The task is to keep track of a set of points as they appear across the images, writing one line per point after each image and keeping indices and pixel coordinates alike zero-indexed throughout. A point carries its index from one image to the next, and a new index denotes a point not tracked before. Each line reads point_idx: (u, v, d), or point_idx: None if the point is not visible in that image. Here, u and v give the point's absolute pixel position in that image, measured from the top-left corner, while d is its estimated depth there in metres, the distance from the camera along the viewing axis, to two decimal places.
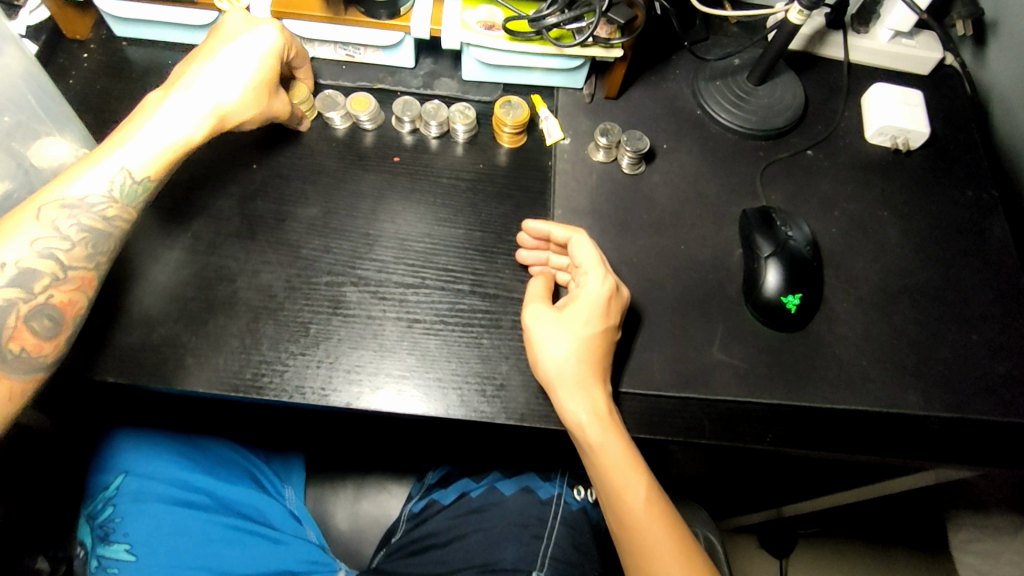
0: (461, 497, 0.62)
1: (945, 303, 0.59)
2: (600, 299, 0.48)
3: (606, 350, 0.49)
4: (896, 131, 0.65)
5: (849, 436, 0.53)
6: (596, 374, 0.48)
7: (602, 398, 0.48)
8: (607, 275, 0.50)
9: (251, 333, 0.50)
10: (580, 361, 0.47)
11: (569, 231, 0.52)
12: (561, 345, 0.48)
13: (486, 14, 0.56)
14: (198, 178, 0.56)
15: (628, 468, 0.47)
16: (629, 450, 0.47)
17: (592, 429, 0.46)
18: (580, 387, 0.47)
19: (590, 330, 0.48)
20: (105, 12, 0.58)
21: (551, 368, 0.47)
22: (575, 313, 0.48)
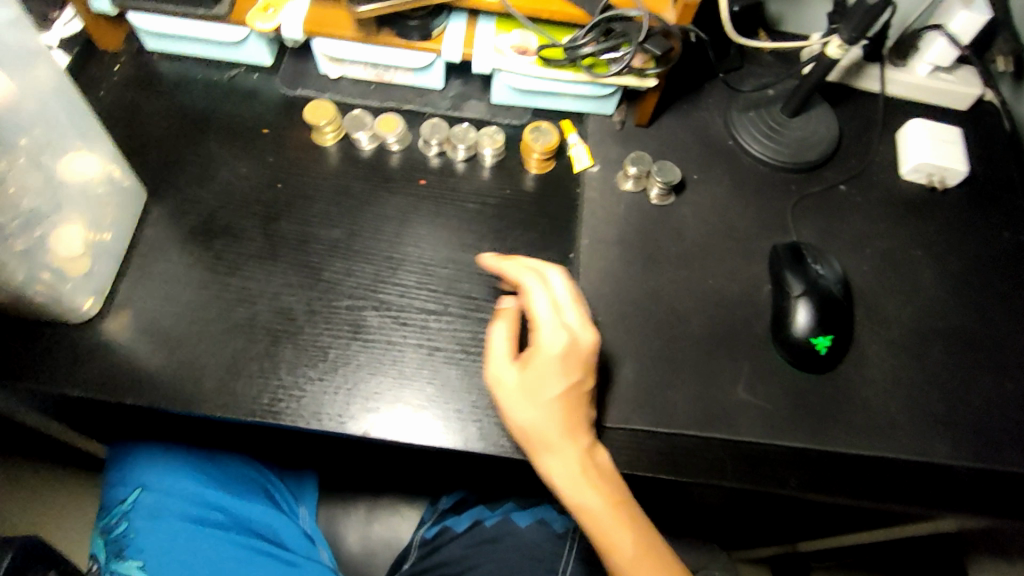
0: (476, 525, 0.62)
1: (980, 348, 0.58)
2: (557, 355, 0.44)
3: (580, 403, 0.46)
4: (932, 169, 0.64)
5: (878, 485, 0.51)
6: (574, 433, 0.45)
7: (583, 457, 0.45)
8: (567, 322, 0.46)
9: (270, 357, 0.50)
10: (555, 421, 0.44)
11: (522, 272, 0.48)
12: (532, 408, 0.44)
13: (520, 40, 0.55)
14: (223, 196, 0.56)
15: (619, 521, 0.44)
16: (612, 501, 0.44)
17: (579, 490, 0.44)
18: (553, 450, 0.44)
19: (560, 388, 0.45)
20: (138, 27, 0.58)
21: (527, 433, 0.45)
22: (542, 371, 0.45)
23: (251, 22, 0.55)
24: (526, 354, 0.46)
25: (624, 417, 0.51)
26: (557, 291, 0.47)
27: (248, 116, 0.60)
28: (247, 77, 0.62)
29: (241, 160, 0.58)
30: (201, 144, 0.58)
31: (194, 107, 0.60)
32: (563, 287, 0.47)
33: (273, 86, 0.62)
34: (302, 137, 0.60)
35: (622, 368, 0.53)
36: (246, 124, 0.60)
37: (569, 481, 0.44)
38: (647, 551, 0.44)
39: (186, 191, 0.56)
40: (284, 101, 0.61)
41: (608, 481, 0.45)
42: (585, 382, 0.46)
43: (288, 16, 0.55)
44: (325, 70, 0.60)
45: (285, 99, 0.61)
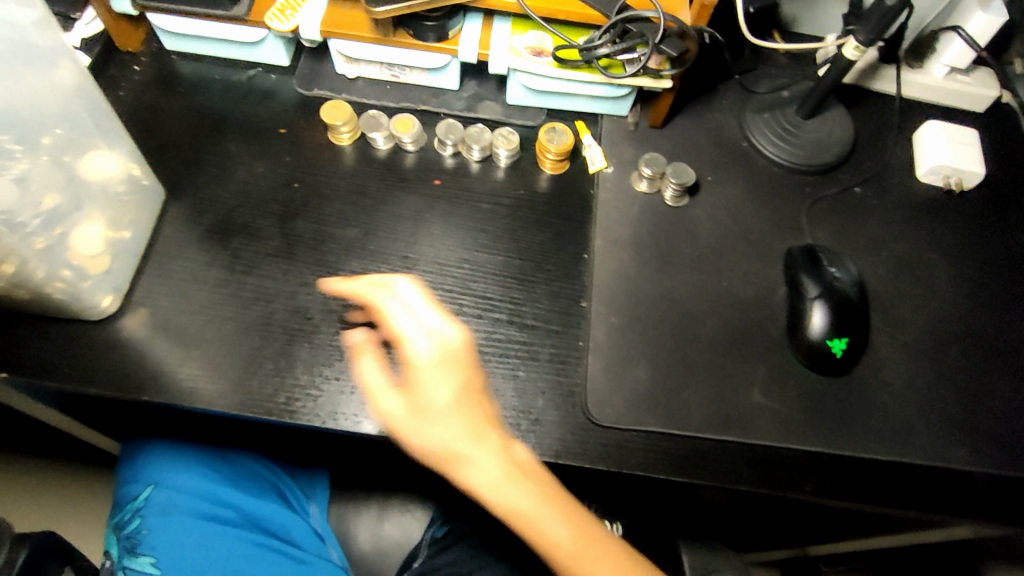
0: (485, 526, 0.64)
1: (998, 353, 0.57)
2: (440, 353, 0.39)
3: (479, 400, 0.39)
4: (949, 171, 0.63)
5: (894, 490, 0.51)
6: (485, 433, 0.38)
7: (503, 456, 0.38)
8: (442, 317, 0.41)
9: (286, 356, 0.50)
10: (465, 425, 0.38)
11: (371, 288, 0.43)
12: (438, 420, 0.38)
13: (535, 40, 0.56)
14: (240, 195, 0.56)
15: (561, 516, 0.38)
16: (547, 499, 0.38)
17: (511, 497, 0.38)
18: (468, 464, 0.38)
19: (455, 387, 0.39)
20: (158, 27, 0.58)
21: (439, 454, 0.38)
22: (434, 374, 0.39)
23: (268, 22, 0.55)
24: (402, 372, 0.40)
25: (637, 418, 0.51)
26: (412, 297, 0.42)
27: (265, 116, 0.60)
28: (264, 76, 0.62)
29: (258, 159, 0.58)
30: (218, 144, 0.58)
31: (212, 107, 0.60)
32: (420, 285, 0.43)
33: (290, 86, 0.62)
34: (318, 137, 0.60)
35: (637, 369, 0.53)
36: (262, 123, 0.60)
37: (495, 492, 0.38)
38: (596, 544, 0.38)
39: (203, 190, 0.56)
40: (301, 101, 0.61)
41: (533, 476, 0.39)
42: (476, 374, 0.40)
43: (306, 17, 0.56)
44: (341, 70, 0.61)
45: (301, 99, 0.61)
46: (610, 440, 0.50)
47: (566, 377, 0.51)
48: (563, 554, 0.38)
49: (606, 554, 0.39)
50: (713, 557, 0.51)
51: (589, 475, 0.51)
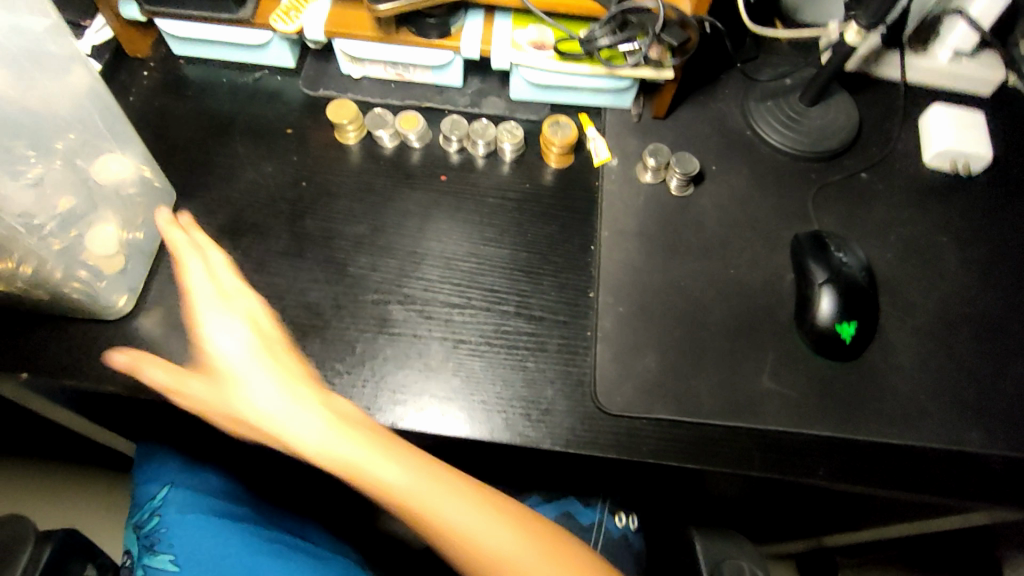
0: None
1: (1010, 335, 0.57)
2: (261, 313, 0.51)
3: (304, 369, 0.49)
4: (956, 154, 0.63)
5: (908, 474, 0.51)
6: (315, 393, 0.47)
7: (320, 402, 0.46)
8: (217, 287, 0.52)
9: (299, 351, 0.50)
10: (281, 382, 0.47)
11: (206, 258, 0.53)
12: (251, 376, 0.47)
13: (537, 35, 0.56)
14: (249, 195, 0.57)
15: (393, 455, 0.43)
16: (380, 444, 0.44)
17: (335, 439, 0.44)
18: (306, 407, 0.45)
19: (243, 340, 0.48)
20: (166, 33, 0.59)
21: (260, 413, 0.45)
22: (225, 337, 0.49)
23: (273, 24, 0.56)
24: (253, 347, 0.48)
25: (648, 406, 0.51)
26: (212, 267, 0.53)
27: (272, 117, 0.61)
28: (270, 78, 0.63)
29: (266, 160, 0.59)
30: (228, 146, 0.59)
31: (220, 110, 0.61)
32: (231, 270, 0.53)
33: (296, 87, 0.63)
34: (324, 136, 0.61)
35: (646, 358, 0.53)
36: (270, 124, 0.61)
37: (313, 435, 0.45)
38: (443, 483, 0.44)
39: (214, 191, 0.57)
40: (307, 102, 0.62)
41: (365, 426, 0.45)
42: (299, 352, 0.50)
43: (310, 18, 0.56)
44: (346, 70, 0.61)
45: (307, 100, 0.62)
46: (621, 428, 0.50)
47: (575, 367, 0.52)
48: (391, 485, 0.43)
49: (449, 484, 0.44)
50: (726, 545, 0.51)
51: (600, 465, 0.52)
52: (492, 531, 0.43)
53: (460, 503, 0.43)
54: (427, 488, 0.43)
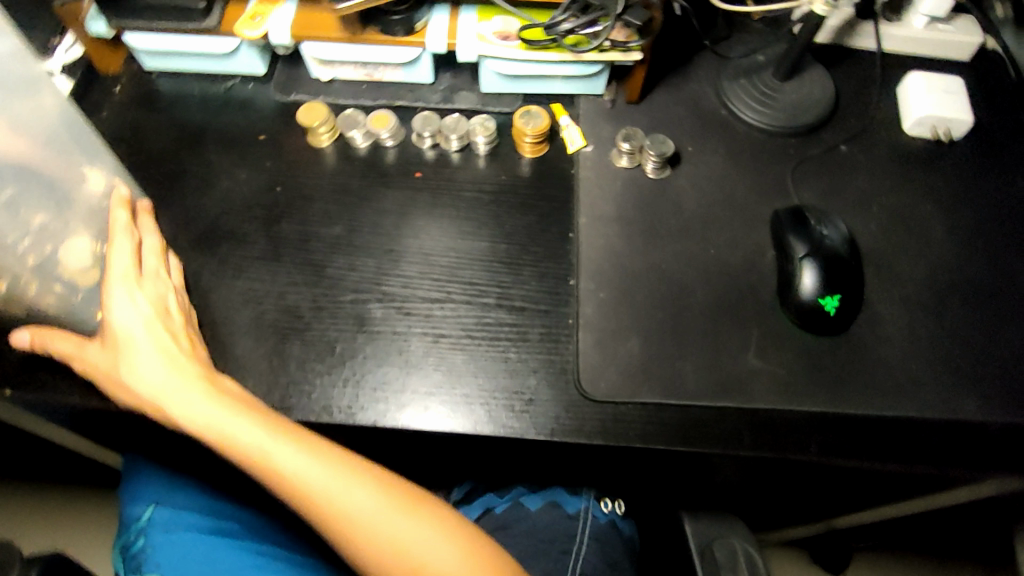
0: (485, 514, 0.61)
1: (1003, 300, 0.56)
2: (169, 296, 0.50)
3: (197, 348, 0.49)
4: (936, 121, 0.62)
5: (904, 446, 0.50)
6: (205, 373, 0.47)
7: (208, 387, 0.46)
8: (134, 264, 0.49)
9: (279, 354, 0.50)
10: (175, 360, 0.46)
11: (117, 235, 0.50)
12: (147, 350, 0.46)
13: (502, 25, 0.56)
14: (225, 203, 0.57)
15: (282, 438, 0.43)
16: (274, 427, 0.44)
17: (222, 417, 0.44)
18: (196, 391, 0.45)
19: (150, 320, 0.47)
20: (136, 47, 0.59)
21: (150, 387, 0.45)
22: (128, 308, 0.47)
23: (239, 31, 0.56)
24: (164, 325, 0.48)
25: (633, 390, 0.50)
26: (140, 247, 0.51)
27: (246, 125, 0.61)
28: (242, 87, 0.63)
29: (241, 167, 0.59)
30: (202, 156, 0.60)
31: (194, 121, 0.61)
32: (147, 239, 0.52)
33: (268, 94, 0.63)
34: (298, 141, 0.61)
35: (629, 342, 0.52)
36: (243, 132, 0.61)
37: (201, 419, 0.44)
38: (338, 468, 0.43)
39: (189, 201, 0.57)
40: (279, 108, 0.62)
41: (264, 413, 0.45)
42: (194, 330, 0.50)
43: (275, 23, 0.56)
44: (316, 73, 0.61)
45: (280, 106, 0.62)
46: (606, 413, 0.49)
47: (558, 356, 0.51)
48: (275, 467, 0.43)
49: (337, 469, 0.43)
50: (718, 526, 0.54)
51: (588, 452, 0.51)
52: (385, 519, 0.42)
53: (359, 493, 0.43)
54: (312, 471, 0.43)
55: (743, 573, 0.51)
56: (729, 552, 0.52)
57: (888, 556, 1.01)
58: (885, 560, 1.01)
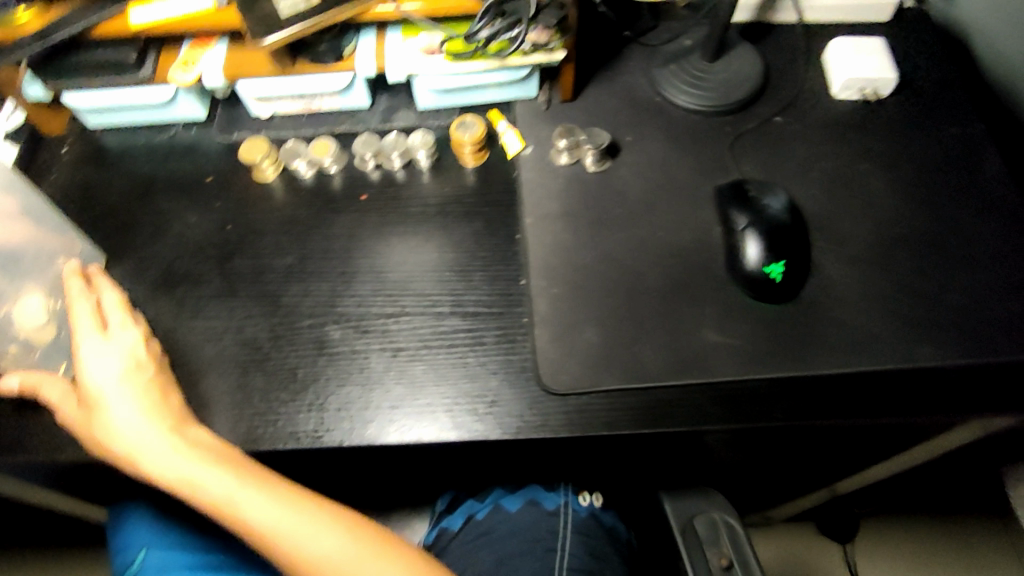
0: (468, 521, 0.64)
1: (948, 247, 0.56)
2: (137, 345, 0.49)
3: (173, 393, 0.48)
4: (863, 82, 0.64)
5: (865, 400, 0.50)
6: (180, 421, 0.46)
7: (178, 436, 0.45)
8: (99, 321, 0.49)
9: (241, 388, 0.51)
10: (149, 411, 0.46)
11: (80, 291, 0.50)
12: (120, 403, 0.46)
13: (427, 42, 0.57)
14: (178, 247, 0.58)
15: (253, 488, 0.44)
16: (243, 474, 0.45)
17: (193, 469, 0.44)
18: (165, 440, 0.45)
19: (117, 371, 0.47)
20: (75, 107, 0.61)
21: (120, 438, 0.45)
22: (97, 365, 0.47)
23: (172, 76, 0.57)
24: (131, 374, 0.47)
25: (594, 379, 0.50)
26: (107, 301, 0.51)
27: (192, 169, 0.62)
28: (186, 133, 0.64)
29: (191, 211, 0.60)
30: (151, 204, 0.61)
31: (141, 172, 0.62)
32: (110, 293, 0.52)
33: (212, 137, 0.64)
34: (245, 179, 0.62)
35: (586, 333, 0.52)
36: (190, 177, 0.62)
37: (169, 468, 0.44)
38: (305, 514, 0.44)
39: (142, 250, 0.58)
40: (224, 148, 0.64)
41: (235, 460, 0.45)
42: (169, 375, 0.50)
43: (206, 67, 0.58)
44: (255, 111, 0.63)
45: (224, 146, 0.64)
46: (570, 406, 0.50)
47: (516, 355, 0.52)
48: (247, 518, 0.43)
49: (306, 514, 0.44)
50: (696, 503, 0.55)
51: (559, 445, 0.52)
52: (353, 561, 0.43)
53: (326, 537, 0.44)
54: (280, 517, 0.44)
55: (724, 544, 0.52)
56: (710, 526, 0.53)
57: (892, 519, 1.01)
58: (891, 522, 1.01)
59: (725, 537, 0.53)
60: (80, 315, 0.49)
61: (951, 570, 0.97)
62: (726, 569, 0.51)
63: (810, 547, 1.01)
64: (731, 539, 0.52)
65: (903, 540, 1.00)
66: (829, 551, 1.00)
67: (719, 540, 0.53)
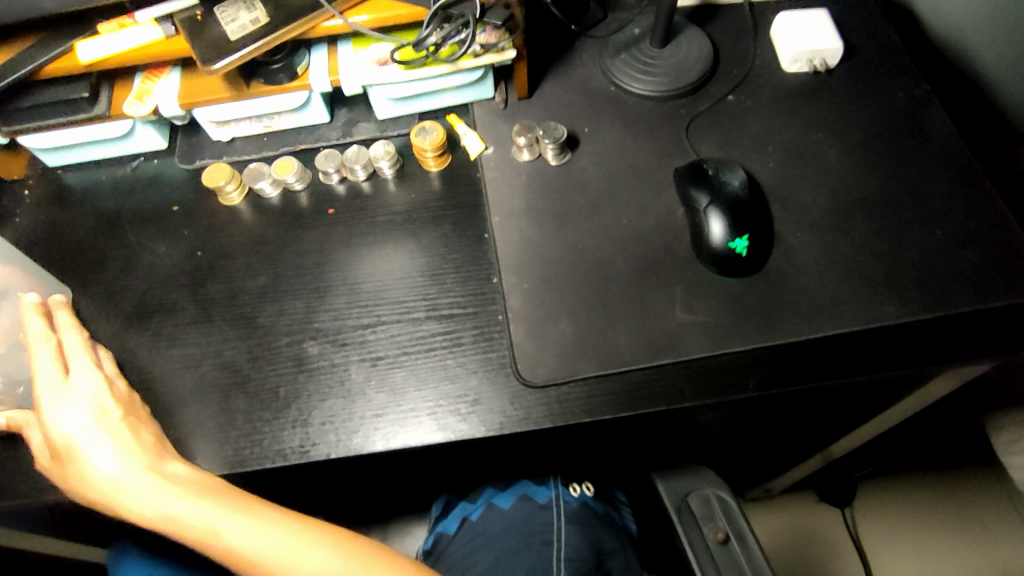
0: (463, 523, 0.65)
1: (903, 207, 0.58)
2: (101, 389, 0.49)
3: (147, 430, 0.48)
4: (810, 54, 0.65)
5: (836, 364, 0.51)
6: (157, 458, 0.47)
7: (157, 473, 0.46)
8: (61, 369, 0.50)
9: (225, 411, 0.51)
10: (123, 450, 0.46)
11: (41, 337, 0.51)
12: (93, 447, 0.46)
13: (378, 53, 0.58)
14: (149, 278, 0.58)
15: (235, 514, 0.46)
16: (224, 501, 0.46)
17: (177, 504, 0.45)
18: (142, 479, 0.45)
19: (82, 417, 0.47)
20: (33, 148, 0.61)
21: (96, 481, 0.46)
22: (64, 413, 0.47)
23: (127, 110, 0.57)
24: (96, 419, 0.47)
25: (571, 368, 0.51)
26: (71, 345, 0.51)
27: (157, 200, 0.63)
28: (148, 164, 0.65)
29: (159, 241, 0.60)
30: (119, 238, 0.61)
31: (106, 207, 0.63)
32: (71, 338, 0.52)
33: (174, 165, 0.64)
34: (211, 204, 0.62)
35: (560, 324, 0.53)
36: (155, 207, 0.62)
37: (149, 505, 0.45)
38: (290, 534, 0.46)
39: (114, 284, 0.58)
40: (188, 176, 0.64)
41: (214, 489, 0.47)
42: (141, 412, 0.50)
43: (161, 96, 0.58)
44: (215, 136, 0.63)
45: (187, 174, 0.64)
46: (550, 397, 0.50)
47: (493, 352, 0.53)
48: (231, 544, 0.45)
49: (290, 534, 0.46)
50: (686, 482, 0.56)
51: (541, 436, 0.52)
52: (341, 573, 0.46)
53: (312, 554, 0.46)
54: (267, 543, 0.45)
55: (719, 518, 0.53)
56: (703, 502, 0.55)
57: (887, 478, 1.03)
58: (886, 481, 1.03)
59: (719, 512, 0.54)
60: (40, 364, 0.50)
61: (948, 521, 0.99)
62: (722, 542, 0.52)
63: (810, 513, 1.03)
64: (725, 512, 0.53)
65: (898, 497, 1.02)
66: (828, 516, 1.02)
67: (714, 516, 0.54)
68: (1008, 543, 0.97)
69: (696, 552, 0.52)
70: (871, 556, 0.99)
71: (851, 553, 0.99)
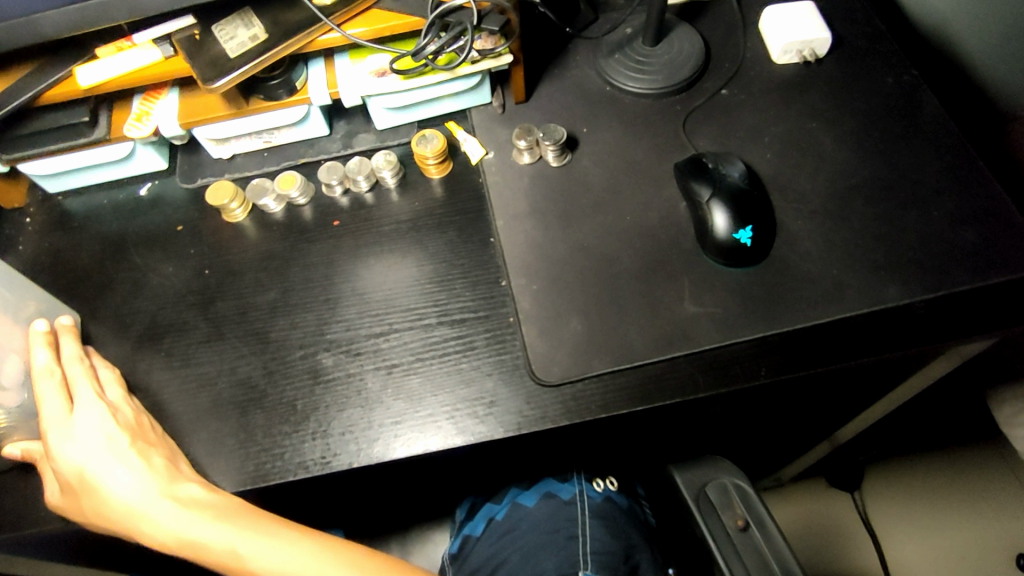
0: (490, 524, 0.65)
1: (899, 189, 0.59)
2: (105, 416, 0.48)
3: (158, 452, 0.48)
4: (800, 45, 0.66)
5: (844, 346, 0.52)
6: (170, 480, 0.47)
7: (174, 498, 0.46)
8: (65, 401, 0.49)
9: (243, 427, 0.51)
10: (136, 476, 0.46)
11: (44, 369, 0.50)
12: (109, 475, 0.46)
13: (376, 64, 0.59)
14: (158, 299, 0.58)
15: (252, 535, 0.46)
16: (241, 521, 0.46)
17: (194, 527, 0.45)
18: (159, 504, 0.46)
19: (91, 447, 0.47)
20: (34, 175, 0.61)
21: (114, 506, 0.46)
22: (76, 447, 0.47)
23: (127, 132, 0.57)
24: (106, 448, 0.47)
25: (585, 365, 0.52)
26: (73, 376, 0.51)
27: (161, 221, 0.63)
28: (149, 185, 0.65)
29: (166, 262, 0.60)
30: (125, 261, 0.61)
31: (109, 230, 0.62)
32: (74, 369, 0.51)
33: (176, 185, 0.64)
34: (215, 222, 0.62)
35: (571, 323, 0.54)
36: (159, 228, 0.62)
37: (168, 528, 0.45)
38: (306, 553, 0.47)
39: (122, 307, 0.58)
40: (190, 196, 0.64)
41: (229, 511, 0.47)
42: (151, 435, 0.49)
43: (161, 116, 0.58)
44: (215, 153, 0.64)
45: (189, 193, 0.64)
46: (566, 395, 0.51)
47: (507, 354, 0.53)
48: (249, 562, 0.46)
49: (309, 552, 0.47)
50: (701, 470, 0.57)
51: (558, 434, 0.53)
52: None
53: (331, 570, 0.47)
54: (289, 559, 0.46)
55: (737, 505, 0.54)
56: (720, 490, 0.55)
57: (892, 459, 1.05)
58: (891, 463, 1.04)
59: (738, 500, 0.54)
60: (43, 399, 0.49)
61: (954, 498, 1.00)
62: (742, 529, 0.53)
63: (820, 499, 1.04)
64: (742, 498, 0.54)
65: (905, 477, 1.03)
66: (838, 500, 1.03)
67: (732, 502, 0.54)
68: (1011, 516, 0.98)
69: (717, 540, 0.52)
70: (881, 537, 1.00)
71: (861, 535, 1.00)
